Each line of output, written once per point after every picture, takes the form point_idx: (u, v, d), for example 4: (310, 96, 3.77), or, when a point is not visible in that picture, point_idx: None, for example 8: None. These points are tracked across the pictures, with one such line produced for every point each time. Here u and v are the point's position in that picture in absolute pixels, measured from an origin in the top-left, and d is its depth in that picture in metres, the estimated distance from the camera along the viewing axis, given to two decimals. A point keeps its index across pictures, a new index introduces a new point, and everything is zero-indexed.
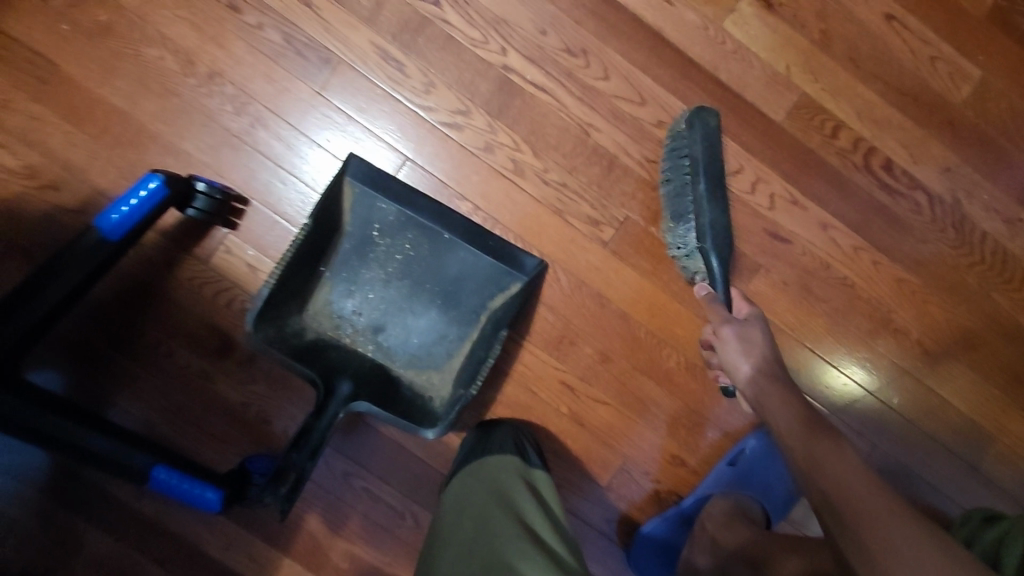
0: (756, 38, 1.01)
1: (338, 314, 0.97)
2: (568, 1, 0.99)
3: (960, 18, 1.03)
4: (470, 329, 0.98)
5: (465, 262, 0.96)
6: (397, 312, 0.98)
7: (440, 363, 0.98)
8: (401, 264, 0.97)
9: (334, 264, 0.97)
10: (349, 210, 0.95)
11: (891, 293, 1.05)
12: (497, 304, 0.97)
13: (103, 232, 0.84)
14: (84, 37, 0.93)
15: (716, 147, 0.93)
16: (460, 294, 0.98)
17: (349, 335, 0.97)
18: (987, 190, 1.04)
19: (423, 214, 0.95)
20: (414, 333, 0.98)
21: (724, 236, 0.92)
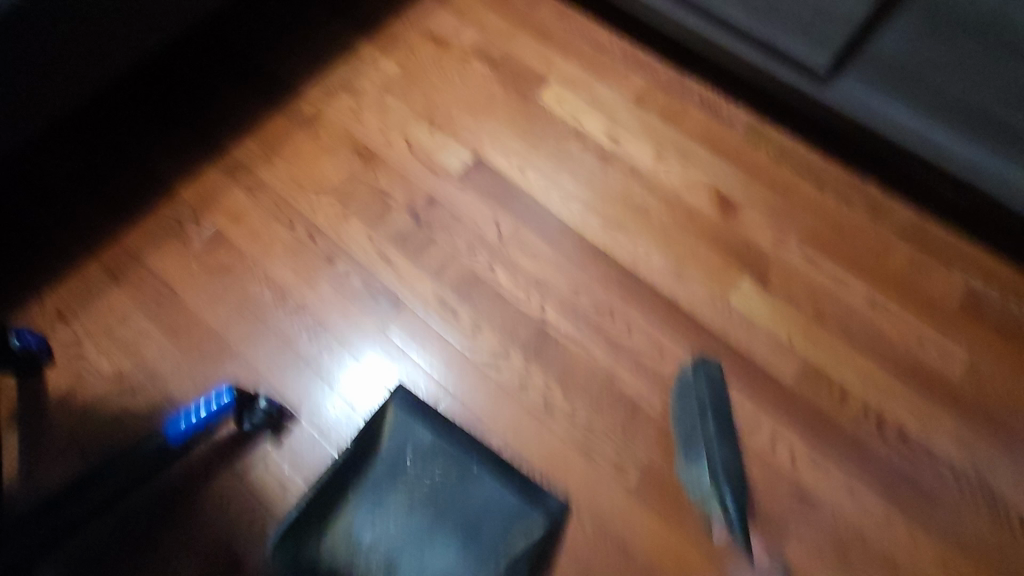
0: (760, 311, 1.18)
1: (355, 543, 0.97)
2: (599, 273, 1.20)
3: (937, 309, 1.19)
4: (486, 572, 0.95)
5: (489, 497, 1.00)
6: (414, 546, 0.97)
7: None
8: (427, 494, 1.00)
9: (362, 489, 1.00)
10: (388, 436, 1.03)
11: (934, 572, 1.00)
12: (516, 543, 0.97)
13: (168, 439, 0.94)
14: (205, 272, 1.16)
15: (720, 396, 1.07)
16: (480, 531, 0.98)
17: (362, 568, 0.95)
18: (1006, 465, 1.07)
19: (456, 444, 1.03)
20: (428, 572, 0.96)
21: (737, 481, 1.03)
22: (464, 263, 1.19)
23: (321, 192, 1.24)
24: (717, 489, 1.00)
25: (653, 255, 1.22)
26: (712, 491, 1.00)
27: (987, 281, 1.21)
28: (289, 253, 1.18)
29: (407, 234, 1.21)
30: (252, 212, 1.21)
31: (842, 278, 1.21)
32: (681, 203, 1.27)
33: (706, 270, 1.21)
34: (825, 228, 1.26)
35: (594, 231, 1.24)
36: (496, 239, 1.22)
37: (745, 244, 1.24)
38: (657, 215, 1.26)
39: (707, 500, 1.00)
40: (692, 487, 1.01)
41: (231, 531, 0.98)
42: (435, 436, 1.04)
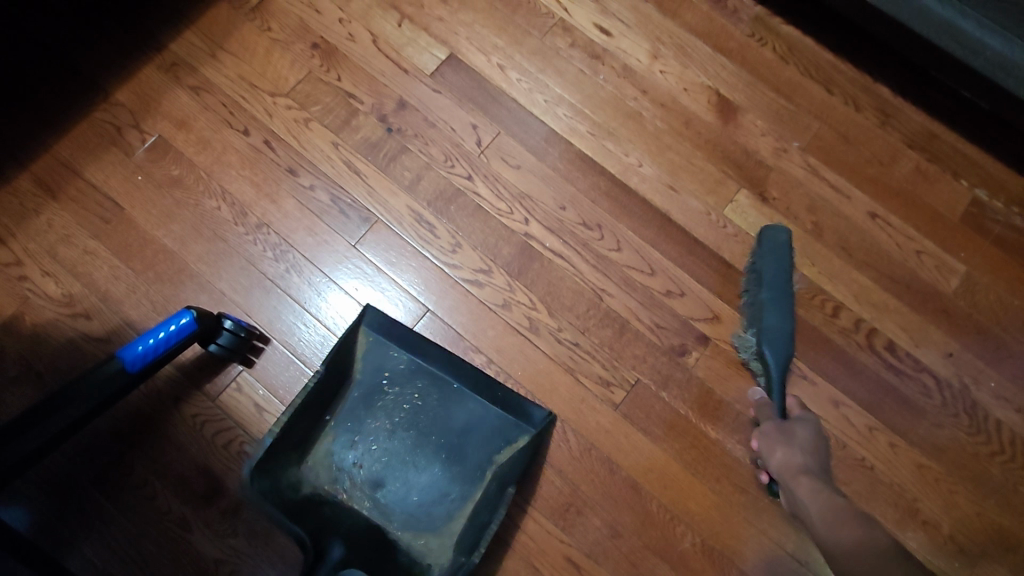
0: (755, 225, 1.11)
1: (337, 467, 0.93)
2: (586, 184, 1.11)
3: (939, 220, 1.13)
4: (474, 487, 0.93)
5: (472, 413, 0.95)
6: (398, 465, 0.94)
7: (440, 525, 0.91)
8: (408, 414, 0.96)
9: (339, 413, 0.95)
10: (361, 357, 0.97)
11: (914, 480, 1.01)
12: (502, 456, 0.93)
13: (124, 362, 0.86)
14: (154, 186, 1.05)
15: (783, 260, 1.03)
16: (466, 449, 0.94)
17: (346, 490, 0.93)
18: (992, 377, 1.06)
19: (435, 361, 0.97)
20: (414, 490, 0.93)
21: (786, 344, 0.98)
22: (440, 175, 1.09)
23: (277, 94, 1.11)
24: (762, 350, 0.99)
25: (645, 164, 1.13)
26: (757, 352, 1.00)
27: (993, 191, 1.15)
28: (246, 164, 1.07)
29: (376, 142, 1.10)
30: (201, 119, 1.09)
31: (843, 189, 1.14)
32: (677, 107, 1.17)
33: (701, 181, 1.13)
34: (829, 134, 1.17)
35: (581, 138, 1.14)
36: (474, 148, 1.11)
37: (743, 152, 1.15)
38: (650, 121, 1.16)
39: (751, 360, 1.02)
40: (741, 348, 1.03)
41: (207, 454, 0.94)
42: (411, 355, 0.97)
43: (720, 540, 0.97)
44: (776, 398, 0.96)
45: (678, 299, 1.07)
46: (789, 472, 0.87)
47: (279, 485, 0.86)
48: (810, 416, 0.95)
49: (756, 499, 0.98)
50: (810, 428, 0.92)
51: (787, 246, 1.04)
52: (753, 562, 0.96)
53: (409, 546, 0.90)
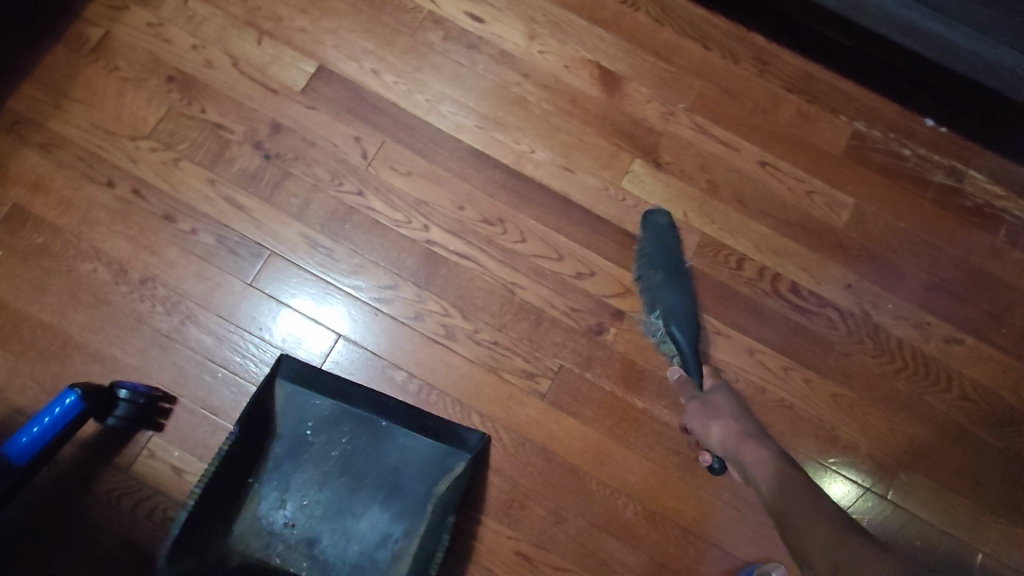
0: (652, 192, 1.13)
1: (269, 530, 0.91)
2: (480, 179, 1.10)
3: (824, 158, 1.18)
4: (415, 523, 0.93)
5: (405, 449, 0.94)
6: (334, 516, 0.92)
7: (385, 568, 0.91)
8: (338, 461, 0.94)
9: (264, 473, 0.93)
10: (281, 411, 0.94)
11: (831, 410, 1.07)
12: (438, 486, 0.94)
13: (9, 457, 0.81)
14: (18, 259, 0.97)
15: (666, 241, 1.08)
16: (402, 486, 0.94)
17: (280, 552, 0.90)
18: (890, 300, 1.12)
19: (360, 401, 0.95)
20: (354, 537, 0.92)
21: (689, 319, 1.04)
22: (329, 195, 1.06)
23: (138, 138, 1.04)
24: (670, 330, 1.03)
25: (537, 149, 1.12)
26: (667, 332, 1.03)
27: (870, 121, 1.20)
28: (117, 218, 1.00)
29: (256, 172, 1.05)
30: (58, 177, 1.01)
31: (732, 143, 1.16)
32: (559, 85, 1.15)
33: (594, 157, 1.13)
34: (711, 90, 1.18)
35: (469, 133, 1.12)
36: (360, 160, 1.08)
37: (631, 121, 1.15)
38: (536, 104, 1.14)
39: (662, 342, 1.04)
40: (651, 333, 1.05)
41: (131, 528, 0.90)
42: (334, 400, 0.95)
43: (661, 504, 1.00)
44: (693, 372, 1.00)
45: (588, 279, 1.08)
46: (732, 438, 0.90)
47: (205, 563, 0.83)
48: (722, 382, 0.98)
49: (689, 457, 1.02)
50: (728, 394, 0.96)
51: (668, 226, 1.09)
52: (695, 518, 1.00)
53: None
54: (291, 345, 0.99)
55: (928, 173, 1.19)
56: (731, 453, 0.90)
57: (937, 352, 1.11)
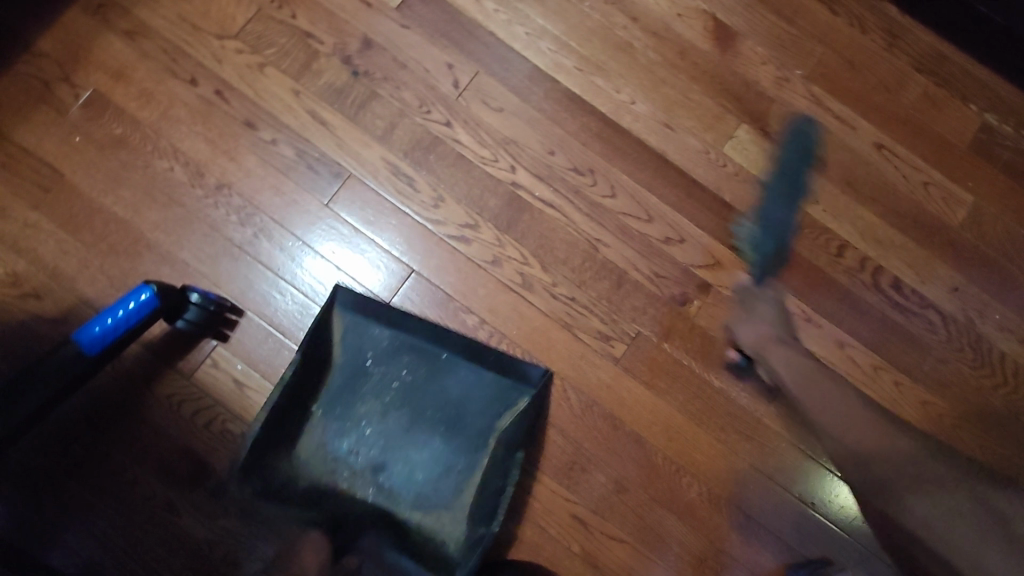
0: (756, 162, 1.04)
1: (332, 458, 0.88)
2: (575, 125, 1.03)
3: (947, 149, 1.08)
4: (478, 457, 0.88)
5: (467, 382, 0.91)
6: (398, 446, 0.89)
7: (450, 500, 0.87)
8: (397, 392, 0.90)
9: (325, 402, 0.90)
10: (341, 342, 0.91)
11: (918, 416, 1.00)
12: (502, 421, 0.90)
13: (81, 345, 0.78)
14: (95, 148, 0.93)
15: (807, 149, 1.05)
16: (464, 419, 0.90)
17: (347, 479, 0.88)
18: (997, 310, 1.03)
19: (420, 331, 0.92)
20: (417, 467, 0.88)
21: (782, 237, 1.01)
22: (416, 121, 1.00)
23: (225, 37, 0.98)
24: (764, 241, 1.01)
25: (638, 101, 1.04)
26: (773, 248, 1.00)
27: (1003, 115, 1.09)
28: (197, 118, 0.96)
29: (342, 88, 0.99)
30: (141, 68, 0.96)
31: (848, 119, 1.07)
32: (669, 34, 1.07)
33: (698, 117, 1.05)
34: (833, 59, 1.08)
35: (568, 74, 1.04)
36: (451, 89, 1.01)
37: (742, 82, 1.06)
38: (642, 51, 1.06)
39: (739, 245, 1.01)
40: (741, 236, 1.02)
41: (187, 436, 0.88)
42: (394, 330, 0.92)
43: (727, 488, 0.95)
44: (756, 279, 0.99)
45: (677, 245, 1.01)
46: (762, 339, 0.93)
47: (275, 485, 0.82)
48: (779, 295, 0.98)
49: (761, 445, 0.97)
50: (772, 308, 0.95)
51: (806, 138, 1.06)
52: (760, 508, 0.95)
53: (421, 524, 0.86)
54: (362, 274, 0.95)
55: None
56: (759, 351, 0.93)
57: None
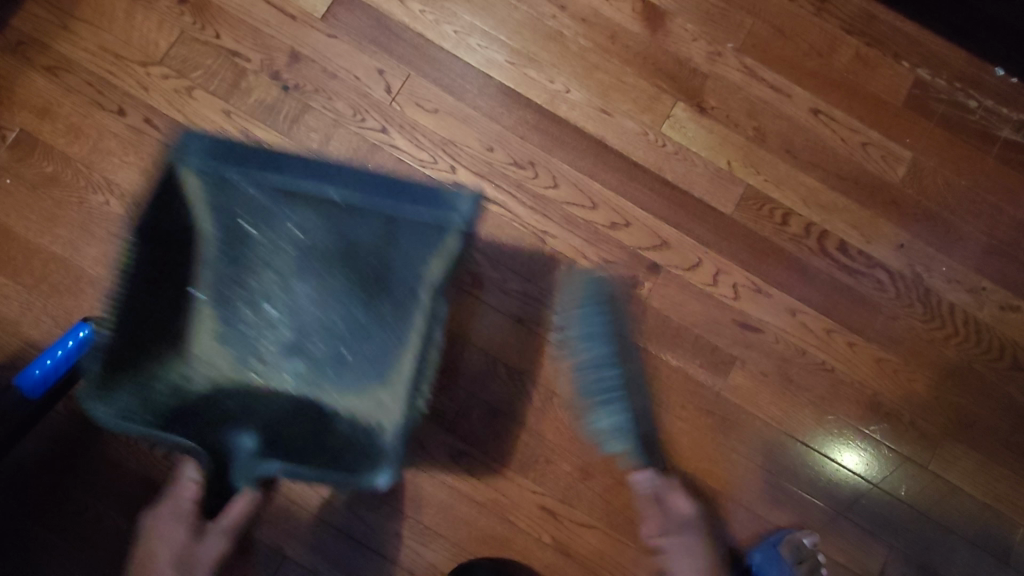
0: (694, 139, 1.05)
1: (237, 348, 0.95)
2: (512, 119, 1.02)
3: (882, 108, 1.08)
4: (393, 297, 0.93)
5: (372, 228, 0.90)
6: (321, 308, 0.96)
7: (379, 375, 0.92)
8: (310, 255, 0.95)
9: (207, 284, 0.94)
10: (204, 208, 0.90)
11: (873, 374, 1.02)
12: (415, 260, 0.90)
13: (23, 389, 0.79)
14: (28, 189, 0.93)
15: (321, 99, 0.99)
16: (377, 270, 0.93)
17: (257, 343, 0.95)
18: (943, 262, 1.05)
19: (310, 183, 0.89)
20: (335, 318, 0.96)
21: None
22: (351, 130, 0.99)
23: (149, 63, 0.97)
24: None
25: (573, 89, 1.04)
26: None
27: (934, 68, 1.10)
28: (129, 148, 0.95)
29: (274, 104, 0.98)
30: (66, 103, 0.95)
31: (783, 88, 1.08)
32: (599, 19, 1.06)
33: (634, 99, 1.05)
34: (763, 29, 1.09)
35: (500, 69, 1.04)
36: (384, 94, 1.01)
37: (675, 61, 1.06)
38: (573, 39, 1.05)
39: None
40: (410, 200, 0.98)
41: (149, 467, 0.88)
42: (300, 205, 0.90)
43: (691, 465, 0.97)
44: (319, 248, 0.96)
45: (624, 229, 1.01)
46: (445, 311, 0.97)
47: (151, 396, 0.86)
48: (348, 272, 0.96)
49: (721, 419, 0.98)
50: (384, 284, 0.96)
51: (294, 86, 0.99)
52: (725, 479, 0.97)
53: (345, 420, 0.92)
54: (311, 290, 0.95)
55: (994, 127, 1.09)
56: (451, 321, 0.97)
57: (991, 319, 1.04)
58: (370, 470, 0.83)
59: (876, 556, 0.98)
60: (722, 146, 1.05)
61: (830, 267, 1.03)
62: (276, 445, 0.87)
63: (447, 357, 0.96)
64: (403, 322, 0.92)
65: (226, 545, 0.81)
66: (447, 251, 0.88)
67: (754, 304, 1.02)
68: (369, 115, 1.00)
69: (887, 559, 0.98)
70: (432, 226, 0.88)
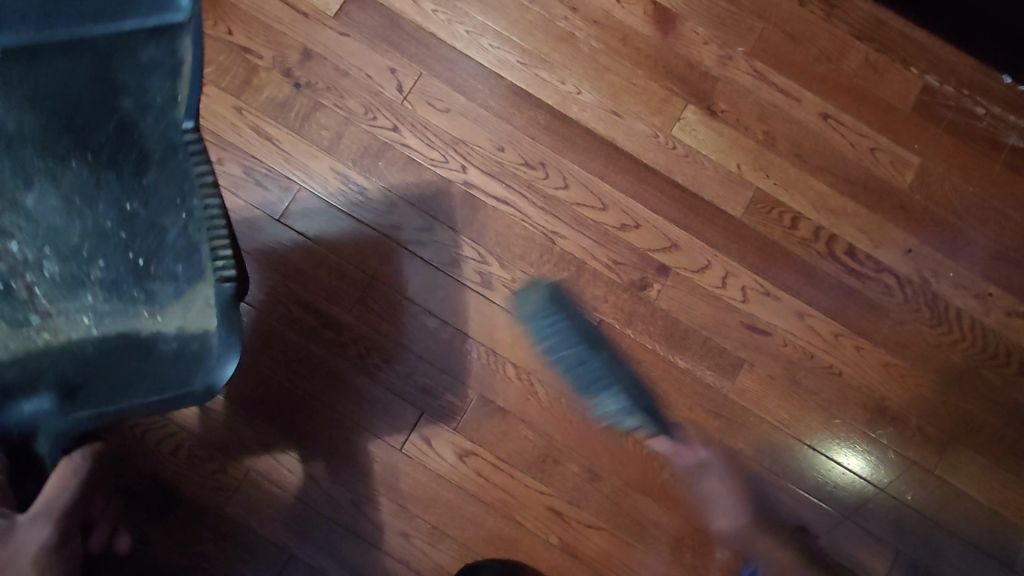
0: (705, 142, 1.05)
1: (3, 309, 0.69)
2: (523, 119, 1.02)
3: (891, 113, 1.09)
4: (164, 174, 0.69)
5: (77, 65, 0.69)
6: (70, 212, 0.70)
7: (177, 295, 0.69)
8: (28, 143, 0.68)
9: None
10: None
11: (880, 379, 1.02)
12: (155, 97, 0.69)
13: None
14: None
15: (333, 96, 0.99)
16: (119, 132, 0.70)
17: (28, 294, 0.70)
18: (951, 268, 1.06)
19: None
20: (113, 227, 0.70)
21: (334, 192, 0.97)
22: (361, 128, 0.99)
23: None
24: (371, 205, 0.97)
25: (584, 90, 1.04)
26: (387, 211, 0.98)
27: (943, 75, 1.11)
28: None
29: (285, 101, 0.98)
30: None
31: (793, 92, 1.08)
32: (611, 21, 1.07)
33: (645, 101, 1.05)
34: (774, 33, 1.09)
35: (512, 69, 1.04)
36: (395, 93, 1.01)
37: (686, 64, 1.07)
38: (584, 41, 1.06)
39: (390, 210, 0.98)
40: (421, 199, 0.99)
41: (162, 461, 0.90)
42: (5, 89, 0.67)
43: (698, 467, 0.97)
44: (331, 245, 0.96)
45: (633, 231, 1.01)
46: (456, 310, 0.97)
47: None
48: (359, 268, 0.96)
49: (728, 421, 0.98)
50: (394, 281, 0.96)
51: (306, 83, 0.99)
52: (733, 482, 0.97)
53: (171, 335, 0.67)
54: (318, 286, 0.95)
55: (1002, 134, 1.10)
56: (462, 319, 0.97)
57: (997, 325, 1.04)
58: (216, 361, 0.60)
59: (881, 560, 0.98)
60: (731, 149, 1.05)
61: (838, 271, 1.04)
62: (85, 390, 0.65)
63: (456, 357, 0.96)
64: (184, 191, 0.67)
65: (54, 533, 0.61)
66: (189, 58, 0.65)
67: (763, 307, 1.02)
68: (381, 113, 1.00)
69: (893, 564, 0.98)
70: (146, 37, 0.69)
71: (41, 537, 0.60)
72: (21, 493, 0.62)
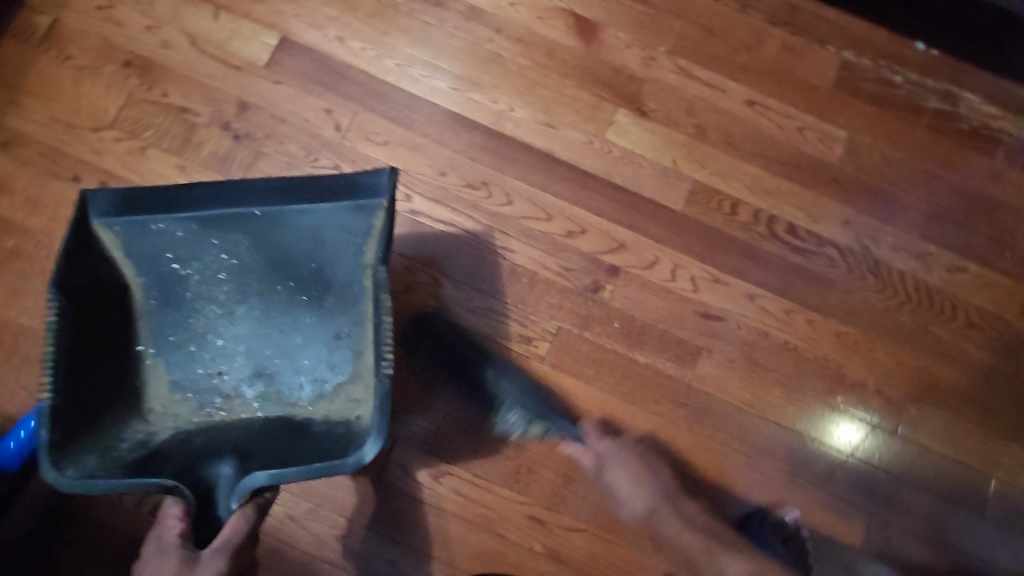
0: (639, 142, 1.09)
1: (196, 393, 0.83)
2: (461, 142, 1.06)
3: (814, 92, 1.13)
4: (349, 304, 0.83)
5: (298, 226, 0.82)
6: (261, 324, 0.84)
7: (333, 392, 0.83)
8: (249, 271, 0.84)
9: (145, 335, 0.82)
10: (127, 261, 0.81)
11: (835, 348, 1.05)
12: (348, 250, 0.82)
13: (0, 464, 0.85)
14: None
15: (273, 143, 1.02)
16: (313, 269, 0.84)
17: (216, 380, 0.83)
18: (889, 233, 1.09)
19: (228, 210, 0.81)
20: (294, 334, 0.84)
21: None
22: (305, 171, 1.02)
23: (101, 128, 1.00)
24: None
25: (516, 107, 1.08)
26: None
27: (859, 49, 1.15)
28: None
29: (226, 154, 1.01)
30: (22, 176, 0.97)
31: (717, 84, 1.12)
32: (535, 38, 1.10)
33: (577, 110, 1.09)
34: (692, 30, 1.13)
35: (445, 96, 1.07)
36: (334, 132, 1.04)
37: (612, 69, 1.11)
38: (512, 59, 1.09)
39: None
40: None
41: (128, 530, 0.90)
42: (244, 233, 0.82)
43: (670, 457, 1.00)
44: None
45: (580, 236, 1.05)
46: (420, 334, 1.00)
47: (115, 455, 0.74)
48: None
49: (694, 409, 1.01)
50: None
51: (245, 134, 1.02)
52: (705, 467, 1.00)
53: (321, 421, 0.81)
54: None
55: (922, 99, 1.14)
56: None
57: (941, 283, 1.08)
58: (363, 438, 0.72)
59: (858, 523, 1.01)
60: (663, 146, 1.09)
61: (781, 249, 1.07)
62: (255, 458, 0.77)
63: (424, 381, 0.98)
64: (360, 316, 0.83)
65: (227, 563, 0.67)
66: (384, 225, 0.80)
67: (714, 294, 1.05)
68: (321, 154, 1.03)
69: (871, 526, 1.01)
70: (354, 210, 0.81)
71: (215, 567, 0.66)
72: (198, 534, 0.73)
